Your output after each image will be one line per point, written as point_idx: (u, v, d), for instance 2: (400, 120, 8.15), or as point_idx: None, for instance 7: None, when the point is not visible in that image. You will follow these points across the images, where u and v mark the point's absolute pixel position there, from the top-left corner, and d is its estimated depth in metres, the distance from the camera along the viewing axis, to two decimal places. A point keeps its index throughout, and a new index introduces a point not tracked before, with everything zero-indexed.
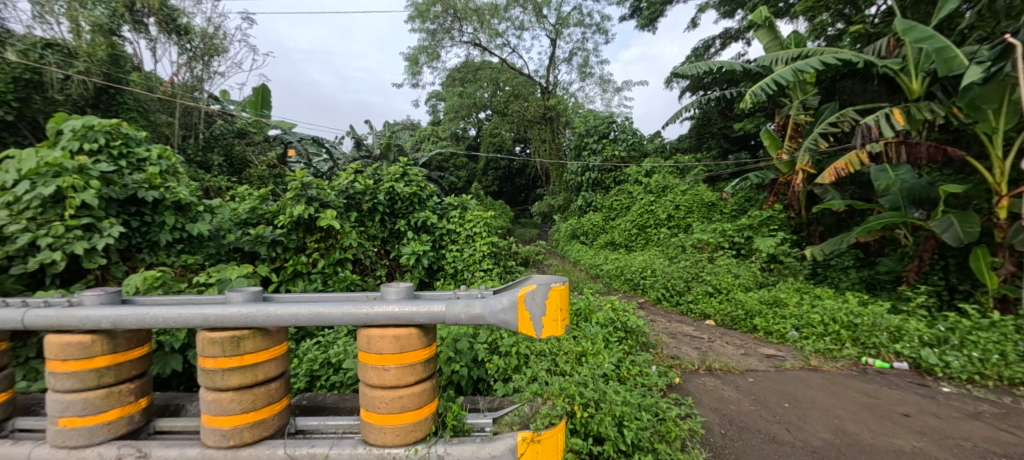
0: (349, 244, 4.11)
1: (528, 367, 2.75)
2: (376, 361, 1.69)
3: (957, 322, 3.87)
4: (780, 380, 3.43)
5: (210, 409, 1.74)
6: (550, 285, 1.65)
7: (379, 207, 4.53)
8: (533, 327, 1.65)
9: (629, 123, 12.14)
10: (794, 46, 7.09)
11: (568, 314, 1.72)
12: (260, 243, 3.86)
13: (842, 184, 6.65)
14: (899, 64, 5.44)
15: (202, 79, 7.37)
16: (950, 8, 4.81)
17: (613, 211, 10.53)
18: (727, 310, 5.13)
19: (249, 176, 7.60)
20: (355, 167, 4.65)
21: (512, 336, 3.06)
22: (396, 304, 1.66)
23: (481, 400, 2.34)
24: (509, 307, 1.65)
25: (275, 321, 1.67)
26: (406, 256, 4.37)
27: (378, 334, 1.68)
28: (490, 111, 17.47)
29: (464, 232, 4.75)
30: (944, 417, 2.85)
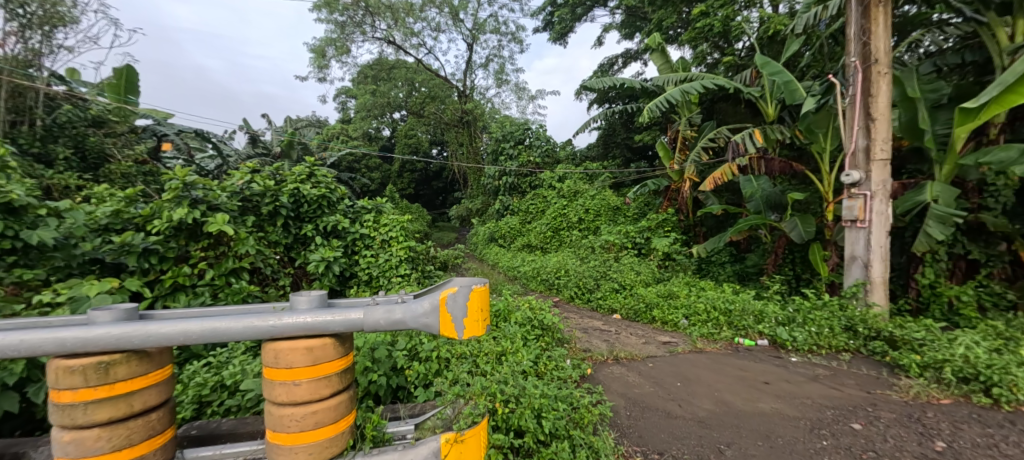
0: (245, 252, 3.76)
1: (449, 370, 2.82)
2: (284, 376, 1.52)
3: (801, 303, 4.74)
4: (674, 363, 3.94)
5: (67, 454, 1.43)
6: (471, 287, 1.70)
7: (281, 210, 4.25)
8: (455, 329, 1.69)
9: (543, 130, 12.77)
10: (681, 70, 8.10)
11: (488, 314, 1.79)
12: (127, 253, 3.33)
13: (720, 190, 7.72)
14: (759, 92, 6.49)
15: (37, 55, 5.44)
16: (792, 48, 5.91)
17: (528, 214, 10.99)
18: (630, 303, 5.71)
19: (109, 173, 5.92)
20: (251, 166, 4.28)
21: (433, 340, 3.13)
22: (308, 313, 1.51)
23: (402, 407, 2.39)
24: (431, 311, 1.67)
25: (157, 342, 1.42)
26: (314, 263, 4.18)
27: (287, 347, 1.52)
28: (405, 112, 17.15)
29: (379, 237, 4.67)
30: (793, 382, 3.54)
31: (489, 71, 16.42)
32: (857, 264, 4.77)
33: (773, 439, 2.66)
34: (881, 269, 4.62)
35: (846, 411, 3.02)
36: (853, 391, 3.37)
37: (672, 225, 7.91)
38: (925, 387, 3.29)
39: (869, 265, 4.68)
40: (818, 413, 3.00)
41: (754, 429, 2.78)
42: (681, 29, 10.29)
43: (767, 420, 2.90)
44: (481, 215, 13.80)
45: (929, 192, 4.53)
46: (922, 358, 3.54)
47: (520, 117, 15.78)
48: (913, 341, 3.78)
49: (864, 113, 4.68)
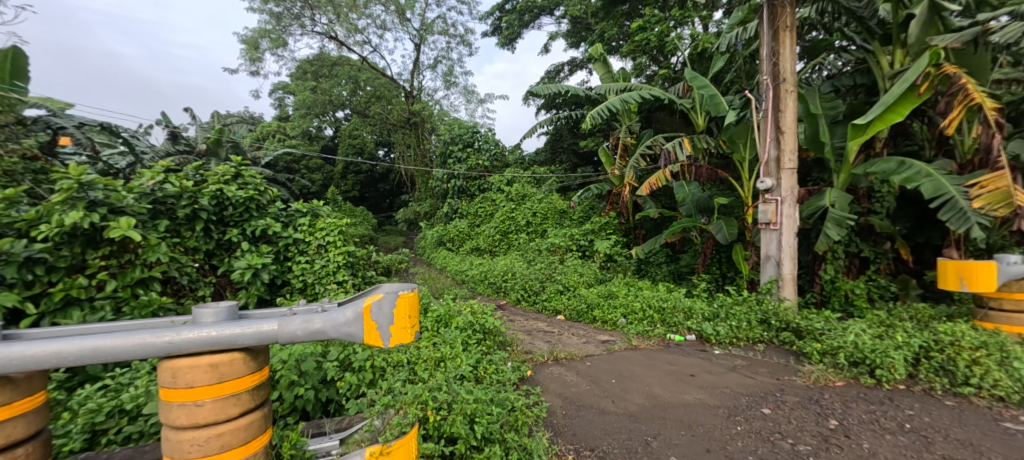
0: (156, 260, 3.46)
1: (383, 380, 2.77)
2: (183, 397, 1.43)
3: (725, 300, 5.11)
4: (611, 361, 4.11)
5: None
6: (398, 294, 1.68)
7: (201, 213, 3.94)
8: (380, 337, 1.65)
9: (491, 133, 12.85)
10: (621, 79, 8.48)
11: (417, 321, 1.77)
12: (5, 263, 2.82)
13: (657, 195, 8.15)
14: (690, 103, 6.93)
15: None
16: (718, 66, 6.43)
17: (477, 217, 11.00)
18: (573, 304, 5.88)
19: None
20: (165, 165, 3.94)
21: (367, 349, 3.07)
22: (212, 327, 1.45)
23: (327, 422, 2.30)
24: (354, 320, 1.62)
25: (26, 365, 1.30)
26: (240, 271, 3.89)
27: (186, 365, 1.43)
28: (349, 111, 16.59)
29: (315, 241, 4.48)
30: (715, 373, 3.81)
31: (437, 73, 16.30)
32: (771, 262, 5.21)
33: (696, 428, 2.84)
34: (790, 266, 5.08)
35: (758, 397, 3.29)
36: (765, 378, 3.68)
37: (614, 227, 8.27)
38: (824, 372, 3.68)
39: (780, 263, 5.13)
40: (735, 401, 3.24)
41: (679, 420, 2.96)
42: (622, 41, 10.79)
43: (690, 410, 3.10)
44: (429, 218, 13.62)
45: (828, 197, 5.08)
46: (823, 346, 3.94)
47: (469, 120, 15.73)
48: (815, 330, 4.20)
49: (774, 127, 5.19)
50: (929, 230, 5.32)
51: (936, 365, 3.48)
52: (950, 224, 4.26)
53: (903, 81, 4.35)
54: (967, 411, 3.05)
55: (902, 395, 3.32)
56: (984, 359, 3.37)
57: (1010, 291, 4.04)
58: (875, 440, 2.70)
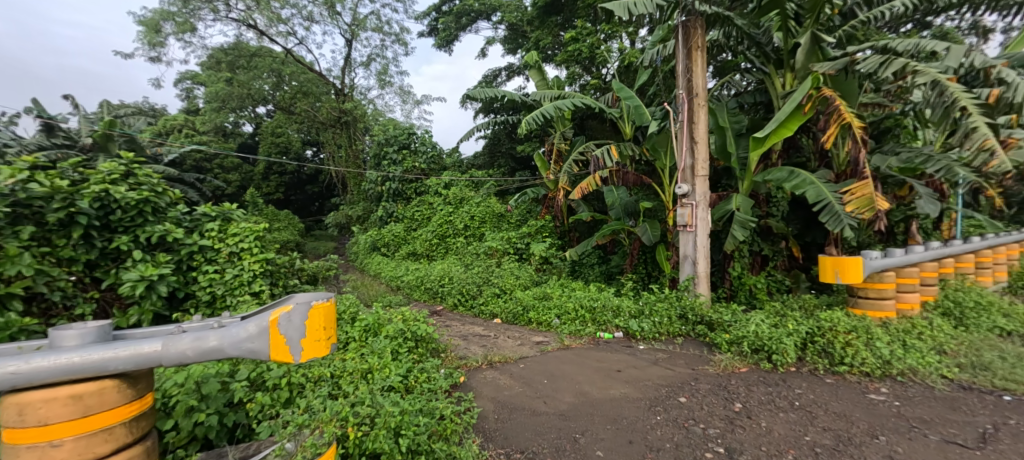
0: (16, 274, 2.83)
1: (302, 398, 2.64)
2: (36, 438, 1.32)
3: (649, 297, 5.43)
4: (543, 361, 4.21)
5: None
6: (310, 304, 1.60)
7: (80, 218, 3.29)
8: (290, 352, 1.57)
9: (428, 135, 12.66)
10: (554, 87, 8.76)
11: (331, 333, 1.70)
12: None
13: (589, 199, 8.50)
14: (618, 113, 7.31)
15: None
16: (643, 80, 6.87)
17: (414, 221, 10.79)
18: (509, 307, 5.95)
19: None
20: (35, 161, 3.40)
21: (284, 365, 2.90)
22: (77, 353, 1.35)
23: (232, 450, 2.18)
24: (257, 334, 1.53)
25: None
26: (129, 284, 3.33)
27: (43, 399, 1.32)
28: (272, 107, 15.54)
29: (226, 249, 4.12)
30: (640, 367, 4.05)
31: (371, 70, 15.77)
32: (688, 261, 5.64)
33: (620, 421, 2.99)
34: (704, 265, 5.54)
35: (676, 387, 3.55)
36: (682, 369, 3.98)
37: (549, 230, 8.58)
38: (732, 360, 4.05)
39: (696, 262, 5.57)
40: (656, 392, 3.46)
41: (605, 414, 3.09)
42: (556, 50, 11.15)
43: (615, 405, 3.26)
44: (363, 222, 13.10)
45: (734, 202, 5.60)
46: (731, 337, 4.33)
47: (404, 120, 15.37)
48: (725, 323, 4.61)
49: (689, 137, 5.67)
50: (814, 230, 6.03)
51: (820, 349, 3.96)
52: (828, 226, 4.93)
53: (792, 100, 4.99)
54: (844, 387, 3.51)
55: (794, 376, 3.74)
56: (857, 341, 3.90)
57: (872, 282, 4.78)
58: (771, 418, 3.01)
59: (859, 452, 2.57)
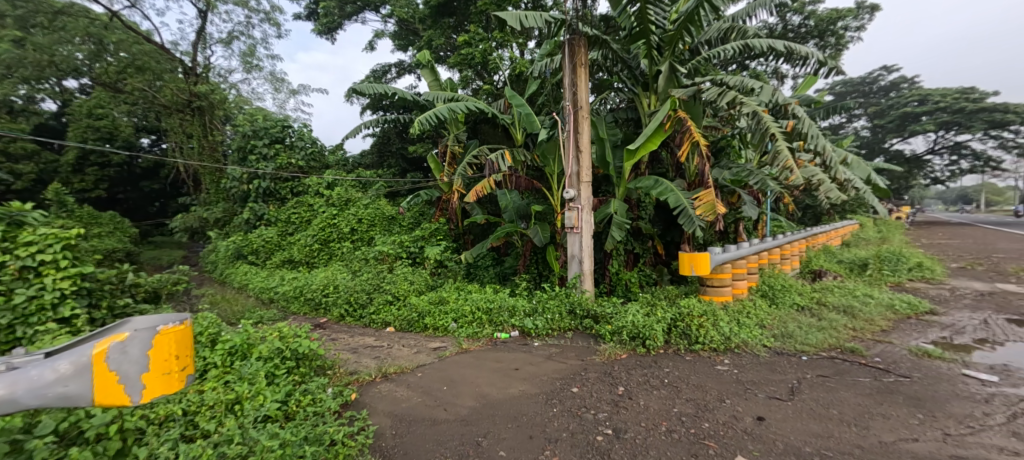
0: None
1: (143, 447, 2.33)
2: None
3: (542, 296, 5.77)
4: (441, 368, 4.20)
5: None
6: (154, 331, 1.46)
7: None
8: (128, 392, 1.41)
9: (307, 129, 11.71)
10: (449, 89, 8.83)
11: (185, 363, 1.56)
12: None
13: (483, 202, 8.70)
14: (510, 119, 7.63)
15: None
16: (533, 89, 7.29)
17: (289, 225, 9.86)
18: (403, 314, 5.79)
19: None
20: None
21: (112, 411, 2.42)
22: None
23: None
24: (70, 373, 1.37)
25: None
26: None
27: None
28: (89, 80, 13.00)
29: (16, 262, 3.15)
30: (535, 363, 4.29)
31: (233, 50, 13.98)
32: (575, 261, 6.12)
33: (521, 418, 3.15)
34: (588, 263, 6.07)
35: (569, 379, 3.85)
36: (573, 361, 4.32)
37: (443, 233, 8.62)
38: (614, 348, 4.53)
39: (582, 261, 6.08)
40: (552, 385, 3.72)
41: (506, 414, 3.23)
42: (449, 52, 11.22)
43: (514, 403, 3.41)
44: (222, 226, 11.48)
45: (613, 207, 6.26)
46: (613, 327, 4.83)
47: (277, 112, 13.93)
48: (608, 315, 5.13)
49: (575, 146, 6.18)
50: (673, 230, 7.05)
51: (682, 331, 4.65)
52: (683, 226, 5.82)
53: (656, 118, 5.80)
54: (699, 362, 4.18)
55: (663, 357, 4.34)
56: (708, 323, 4.68)
57: (716, 272, 5.76)
58: (648, 396, 3.45)
59: (714, 416, 3.09)
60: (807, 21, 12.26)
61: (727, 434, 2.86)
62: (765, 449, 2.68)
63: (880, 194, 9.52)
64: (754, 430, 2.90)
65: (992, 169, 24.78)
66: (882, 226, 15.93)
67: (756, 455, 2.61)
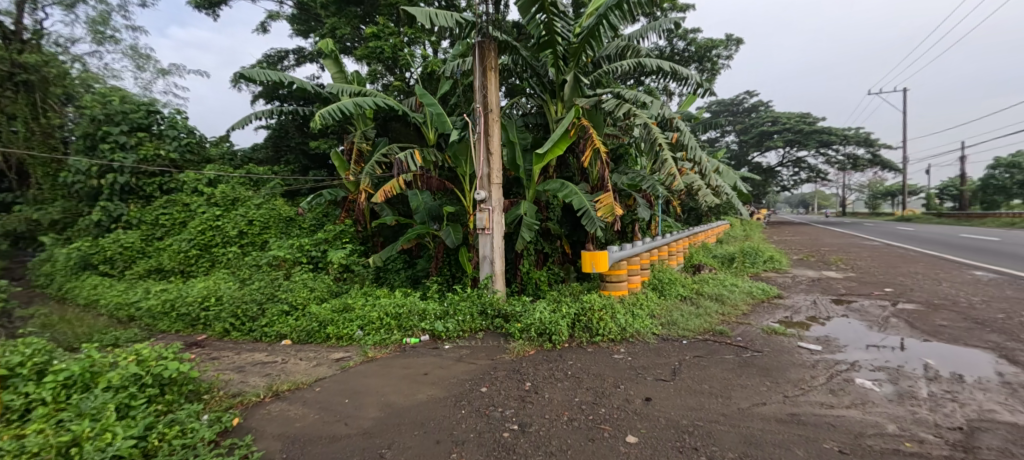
0: None
1: None
2: None
3: (453, 298, 5.77)
4: (342, 380, 3.99)
5: None
6: None
7: None
8: None
9: (181, 117, 10.35)
10: (355, 83, 8.47)
11: None
12: None
13: (392, 203, 8.44)
14: (422, 118, 7.54)
15: None
16: (444, 90, 7.28)
17: (158, 228, 8.57)
18: (302, 325, 5.39)
19: None
20: None
21: None
22: None
23: None
24: None
25: None
26: None
27: None
28: None
29: None
30: (445, 366, 4.28)
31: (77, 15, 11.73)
32: (487, 261, 6.22)
33: (427, 424, 3.12)
34: (499, 263, 6.20)
35: (478, 379, 3.91)
36: (483, 361, 4.39)
37: (350, 236, 8.18)
38: (523, 345, 4.69)
39: (493, 261, 6.20)
40: (460, 387, 3.74)
41: (414, 421, 3.18)
42: (355, 43, 10.70)
43: (422, 408, 3.37)
44: (63, 228, 9.57)
45: (522, 208, 6.49)
46: (522, 325, 5.01)
47: (140, 94, 11.94)
48: (517, 314, 5.29)
49: (485, 148, 6.27)
50: (579, 231, 7.51)
51: (584, 325, 4.98)
52: (586, 227, 6.23)
53: (562, 125, 6.16)
54: (599, 353, 4.51)
55: (567, 351, 4.61)
56: (607, 315, 5.07)
57: (614, 269, 6.25)
58: (552, 389, 3.65)
59: (610, 401, 3.37)
60: (688, 47, 13.90)
61: (618, 416, 3.14)
62: (651, 426, 2.99)
63: (744, 198, 11.16)
64: (641, 410, 3.23)
65: (822, 180, 30.37)
66: (747, 226, 18.67)
67: (644, 433, 2.91)
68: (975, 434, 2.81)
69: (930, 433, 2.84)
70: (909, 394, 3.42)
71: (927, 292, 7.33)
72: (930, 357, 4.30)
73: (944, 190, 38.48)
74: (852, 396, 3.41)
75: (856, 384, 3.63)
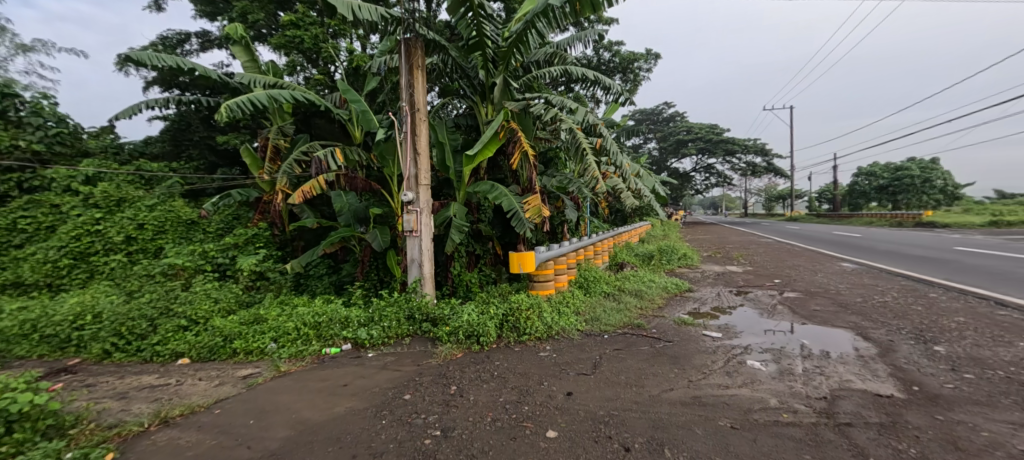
0: None
1: None
2: None
3: (379, 304, 5.55)
4: (248, 399, 3.64)
5: None
6: None
7: None
8: None
9: (51, 103, 8.90)
10: (271, 74, 7.88)
11: None
12: None
13: (312, 205, 7.93)
14: (347, 115, 7.20)
15: None
16: (371, 87, 7.03)
17: (18, 234, 7.27)
18: (203, 340, 4.83)
19: None
20: None
21: None
22: None
23: None
24: None
25: None
26: None
27: None
28: None
29: None
30: (366, 376, 4.07)
31: None
32: (415, 264, 6.04)
33: (344, 439, 2.93)
34: (428, 266, 6.05)
35: (401, 386, 3.77)
36: (409, 367, 4.24)
37: (264, 240, 7.53)
38: (450, 349, 4.62)
39: (422, 264, 6.03)
40: (382, 397, 3.58)
41: (329, 435, 2.98)
42: (271, 31, 9.93)
43: (339, 422, 3.17)
44: None
45: (452, 210, 6.42)
46: (450, 328, 4.92)
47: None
48: (445, 317, 5.19)
49: (412, 148, 6.09)
50: (510, 233, 7.58)
51: (512, 325, 5.02)
52: (515, 228, 6.30)
53: (491, 127, 6.20)
54: (525, 351, 4.57)
55: (495, 351, 4.61)
56: (534, 314, 5.15)
57: (541, 269, 6.38)
58: (477, 390, 3.62)
59: (533, 399, 3.41)
60: (613, 58, 14.62)
61: (541, 412, 3.20)
62: (570, 419, 3.08)
63: (661, 200, 12.00)
64: (562, 405, 3.31)
65: (728, 184, 33.61)
66: (666, 226, 20.10)
67: (563, 427, 2.98)
68: (836, 402, 3.26)
69: (802, 404, 3.24)
70: (789, 371, 3.88)
71: (807, 282, 8.39)
72: (808, 338, 4.90)
73: (824, 194, 44.48)
74: (744, 376, 3.79)
75: (748, 365, 4.04)
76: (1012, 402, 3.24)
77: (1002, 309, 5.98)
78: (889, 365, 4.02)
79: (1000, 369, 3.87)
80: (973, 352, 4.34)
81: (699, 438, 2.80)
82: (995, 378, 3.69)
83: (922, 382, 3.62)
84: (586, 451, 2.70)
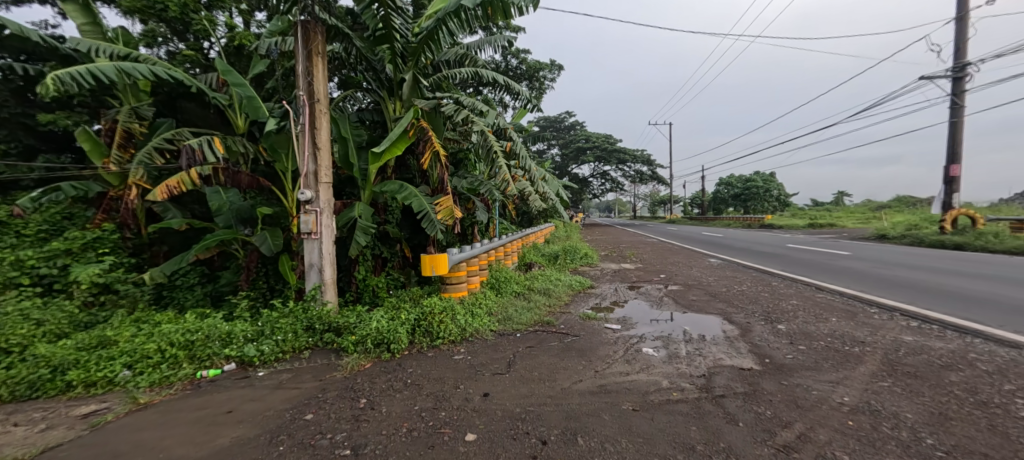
0: None
1: None
2: None
3: (270, 316, 4.88)
4: (91, 442, 2.87)
5: None
6: None
7: None
8: None
9: None
10: (120, 42, 6.50)
11: None
12: None
13: (177, 203, 6.72)
14: (226, 100, 6.23)
15: None
16: (257, 71, 6.18)
17: None
18: (19, 374, 3.72)
19: None
20: None
21: None
22: None
23: None
24: None
25: None
26: None
27: None
28: None
29: None
30: (256, 398, 3.49)
31: None
32: (314, 269, 5.42)
33: None
34: (330, 272, 5.47)
35: (300, 405, 3.31)
36: (309, 384, 3.75)
37: (111, 244, 6.06)
38: (357, 360, 4.20)
39: (322, 269, 5.42)
40: (276, 420, 3.10)
41: None
42: None
43: (220, 456, 2.66)
44: None
45: (357, 210, 5.91)
46: (356, 337, 4.50)
47: None
48: (351, 326, 4.74)
49: (311, 142, 5.46)
50: (419, 235, 7.26)
51: (425, 330, 4.77)
52: (427, 230, 6.01)
53: (400, 124, 5.82)
54: (439, 356, 4.35)
55: (406, 359, 4.31)
56: (447, 317, 4.96)
57: (453, 271, 6.19)
58: (390, 401, 3.33)
59: (449, 403, 3.25)
60: (520, 65, 14.97)
61: (459, 416, 3.05)
62: (488, 420, 2.98)
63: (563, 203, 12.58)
64: (480, 406, 3.20)
65: (621, 190, 36.67)
66: (567, 229, 21.19)
67: (482, 428, 2.87)
68: (712, 377, 3.66)
69: (687, 382, 3.57)
70: (675, 355, 4.28)
71: (686, 276, 9.48)
72: (687, 324, 5.51)
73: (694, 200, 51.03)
74: (640, 362, 4.08)
75: (643, 352, 4.36)
76: (831, 365, 3.96)
77: (822, 293, 7.38)
78: (748, 342, 4.67)
79: (822, 340, 4.74)
80: (804, 327, 5.26)
81: (607, 423, 2.91)
82: (819, 347, 4.49)
83: (771, 354, 4.26)
84: (504, 450, 2.62)
